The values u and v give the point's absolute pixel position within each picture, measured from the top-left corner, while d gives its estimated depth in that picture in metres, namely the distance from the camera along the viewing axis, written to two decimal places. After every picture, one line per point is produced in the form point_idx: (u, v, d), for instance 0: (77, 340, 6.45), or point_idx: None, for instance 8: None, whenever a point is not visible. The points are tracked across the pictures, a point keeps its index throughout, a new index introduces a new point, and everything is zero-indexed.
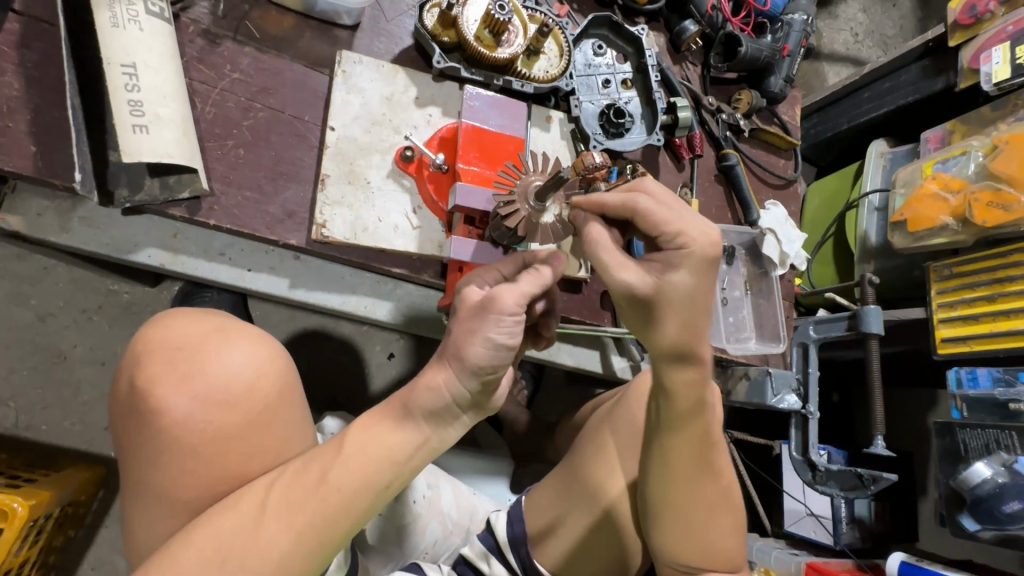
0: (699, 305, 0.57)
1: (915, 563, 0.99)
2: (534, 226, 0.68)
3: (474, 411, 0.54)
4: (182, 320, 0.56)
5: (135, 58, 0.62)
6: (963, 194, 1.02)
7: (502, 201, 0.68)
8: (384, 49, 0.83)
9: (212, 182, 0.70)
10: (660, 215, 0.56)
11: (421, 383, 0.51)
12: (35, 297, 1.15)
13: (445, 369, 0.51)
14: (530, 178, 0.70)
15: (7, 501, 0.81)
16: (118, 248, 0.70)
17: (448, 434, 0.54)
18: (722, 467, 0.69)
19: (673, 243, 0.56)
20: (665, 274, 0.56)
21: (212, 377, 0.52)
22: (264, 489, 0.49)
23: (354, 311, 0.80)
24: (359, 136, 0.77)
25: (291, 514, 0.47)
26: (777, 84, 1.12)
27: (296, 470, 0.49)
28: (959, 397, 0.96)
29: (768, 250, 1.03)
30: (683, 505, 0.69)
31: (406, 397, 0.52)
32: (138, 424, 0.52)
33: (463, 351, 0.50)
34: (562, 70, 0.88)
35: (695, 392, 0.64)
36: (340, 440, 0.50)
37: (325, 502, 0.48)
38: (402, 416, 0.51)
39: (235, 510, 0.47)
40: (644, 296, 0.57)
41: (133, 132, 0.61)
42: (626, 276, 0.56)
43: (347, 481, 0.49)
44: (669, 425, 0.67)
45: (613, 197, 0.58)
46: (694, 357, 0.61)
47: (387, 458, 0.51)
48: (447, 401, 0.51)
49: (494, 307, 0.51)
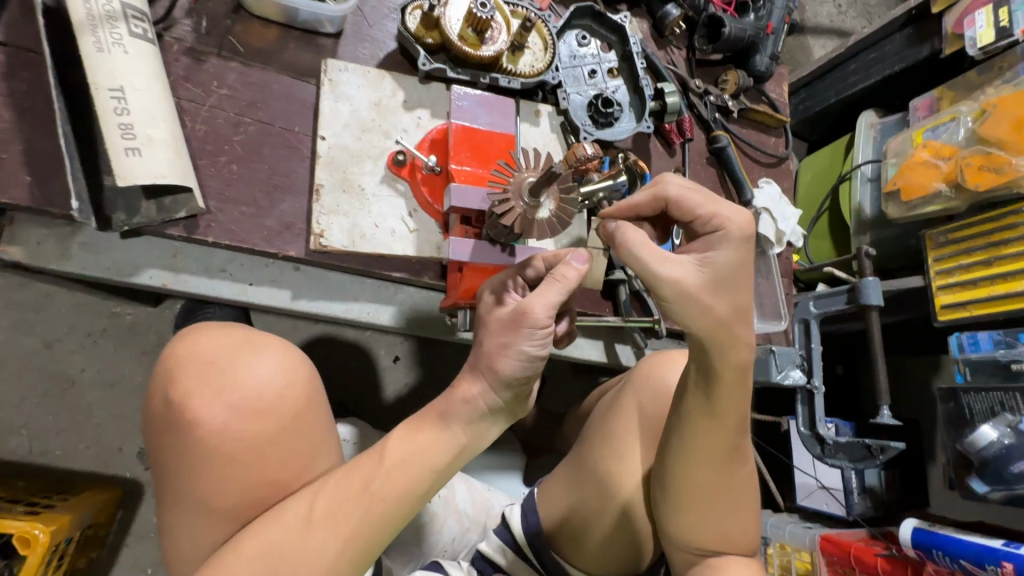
0: (739, 284, 0.56)
1: (926, 528, 0.98)
2: (530, 222, 0.66)
3: (507, 416, 0.56)
4: (208, 331, 0.53)
5: (123, 82, 0.62)
6: (954, 160, 1.03)
7: (496, 199, 0.66)
8: (369, 55, 0.83)
9: (208, 200, 0.71)
10: (693, 199, 0.57)
11: (458, 395, 0.52)
12: (40, 324, 1.15)
13: (480, 382, 0.53)
14: (523, 174, 0.69)
15: (28, 527, 0.81)
16: (120, 271, 0.69)
17: (481, 435, 0.53)
18: (745, 454, 0.69)
19: (710, 226, 0.56)
20: (705, 257, 0.55)
21: (245, 388, 0.49)
22: (308, 499, 0.47)
23: (358, 318, 0.80)
24: (349, 144, 0.77)
25: (337, 522, 0.46)
26: (763, 62, 1.12)
27: (338, 478, 0.48)
28: (962, 362, 0.97)
29: (764, 229, 1.06)
30: (707, 492, 0.68)
31: (442, 408, 0.53)
32: (168, 441, 0.49)
33: (496, 363, 0.52)
34: (548, 63, 0.88)
35: (716, 379, 0.62)
36: (381, 449, 0.50)
37: (371, 508, 0.47)
38: (440, 427, 0.52)
39: (283, 519, 0.46)
40: (688, 287, 0.54)
41: (126, 155, 0.61)
42: (672, 267, 0.54)
43: (390, 488, 0.48)
44: (696, 413, 0.65)
45: (641, 195, 0.59)
46: (725, 347, 0.59)
47: (428, 467, 0.50)
48: (482, 411, 0.53)
49: (525, 322, 0.52)
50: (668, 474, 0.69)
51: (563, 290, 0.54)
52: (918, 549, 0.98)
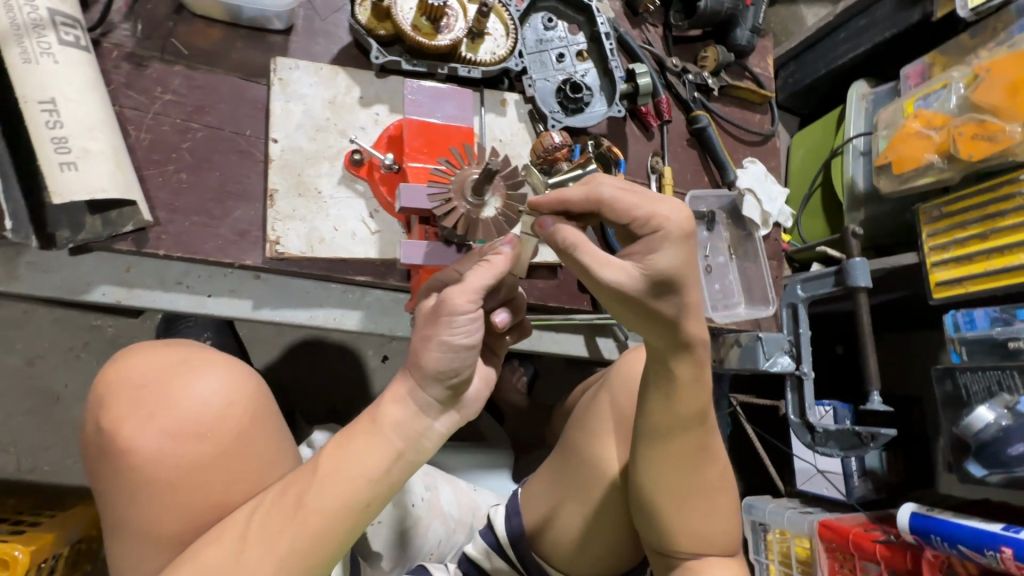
0: (688, 285, 0.52)
1: (924, 513, 0.96)
2: (474, 223, 0.61)
3: (447, 418, 0.52)
4: (145, 351, 0.53)
5: (54, 93, 0.60)
6: (946, 129, 0.98)
7: (437, 199, 0.61)
8: (322, 50, 0.80)
9: (157, 212, 0.68)
10: (626, 201, 0.52)
11: (388, 397, 0.50)
12: (21, 341, 1.14)
13: (408, 380, 0.50)
14: (468, 169, 0.63)
15: (7, 549, 0.80)
16: (71, 290, 0.67)
17: (424, 447, 0.51)
18: (714, 449, 0.67)
19: (648, 227, 0.51)
20: (646, 260, 0.50)
21: (180, 411, 0.49)
22: (244, 518, 0.47)
23: (324, 324, 0.77)
24: (304, 145, 0.75)
25: (272, 541, 0.46)
26: (743, 35, 1.06)
27: (273, 498, 0.48)
28: (958, 341, 0.94)
29: (749, 211, 1.01)
30: (680, 492, 0.66)
31: (375, 412, 0.50)
32: (107, 467, 0.49)
33: (420, 358, 0.50)
34: (510, 50, 0.84)
35: (674, 377, 0.60)
36: (314, 462, 0.48)
37: (306, 526, 0.46)
38: (372, 433, 0.49)
39: (218, 542, 0.46)
40: (630, 294, 0.51)
41: (61, 171, 0.59)
42: (609, 273, 0.51)
43: (325, 503, 0.47)
44: (661, 412, 0.63)
45: (574, 192, 0.53)
46: (686, 346, 0.57)
47: (361, 476, 0.48)
48: (415, 412, 0.50)
49: (445, 309, 0.49)
50: (637, 475, 0.67)
51: (491, 274, 0.52)
52: (917, 534, 0.95)
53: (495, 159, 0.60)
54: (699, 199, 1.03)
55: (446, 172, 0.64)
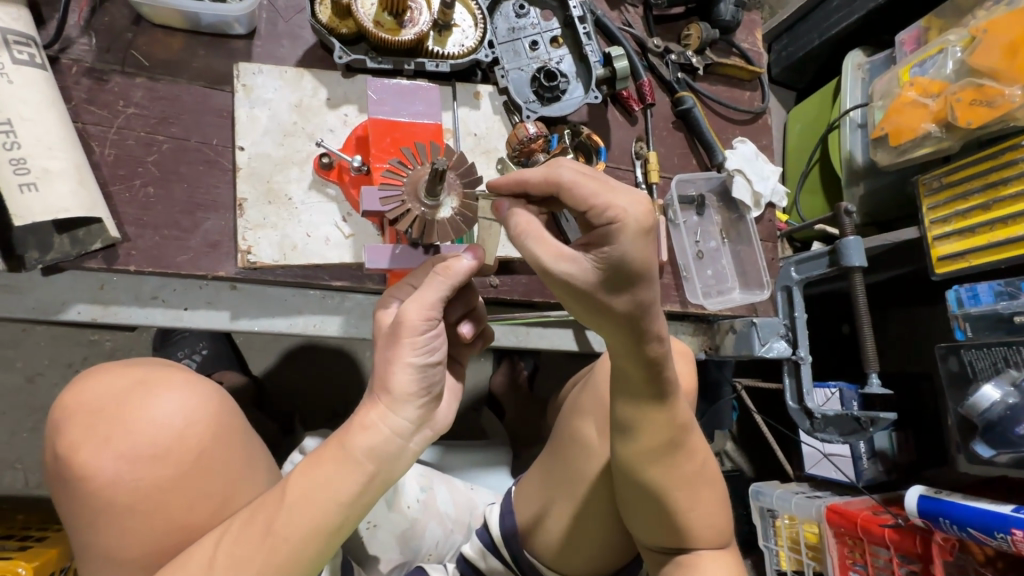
0: (643, 279, 0.50)
1: (933, 495, 0.93)
2: (430, 225, 0.59)
3: (421, 436, 0.52)
4: (102, 374, 0.53)
5: (9, 114, 0.59)
6: (943, 97, 0.94)
7: (389, 202, 0.59)
8: (287, 53, 0.78)
9: (125, 227, 0.68)
10: (585, 186, 0.49)
11: (356, 423, 0.49)
12: (20, 360, 1.15)
13: (378, 406, 0.49)
14: (421, 169, 0.61)
15: (10, 566, 0.81)
16: (46, 310, 0.66)
17: (397, 466, 0.51)
18: (691, 444, 0.67)
19: (604, 218, 0.48)
20: (599, 253, 0.49)
21: (136, 434, 0.48)
22: (211, 545, 0.47)
23: (304, 332, 0.74)
24: (271, 151, 0.73)
25: (240, 568, 0.45)
26: (728, 10, 1.02)
27: (242, 522, 0.47)
28: (961, 317, 0.90)
29: (739, 193, 0.98)
30: (660, 487, 0.66)
31: (343, 437, 0.49)
32: (69, 493, 0.49)
33: (387, 381, 0.49)
34: (480, 40, 0.82)
35: (643, 375, 0.60)
36: (282, 487, 0.48)
37: (274, 552, 0.46)
38: (341, 457, 0.48)
39: (184, 570, 0.46)
40: (581, 286, 0.51)
41: (21, 192, 0.58)
42: (561, 267, 0.50)
43: (294, 529, 0.47)
44: (630, 406, 0.64)
45: (534, 172, 0.52)
46: (648, 343, 0.57)
47: (332, 500, 0.48)
48: (388, 437, 0.49)
49: (403, 329, 0.50)
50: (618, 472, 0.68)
51: (445, 285, 0.52)
52: (925, 518, 0.93)
53: (446, 155, 0.58)
54: (687, 183, 1.00)
55: (398, 172, 0.62)
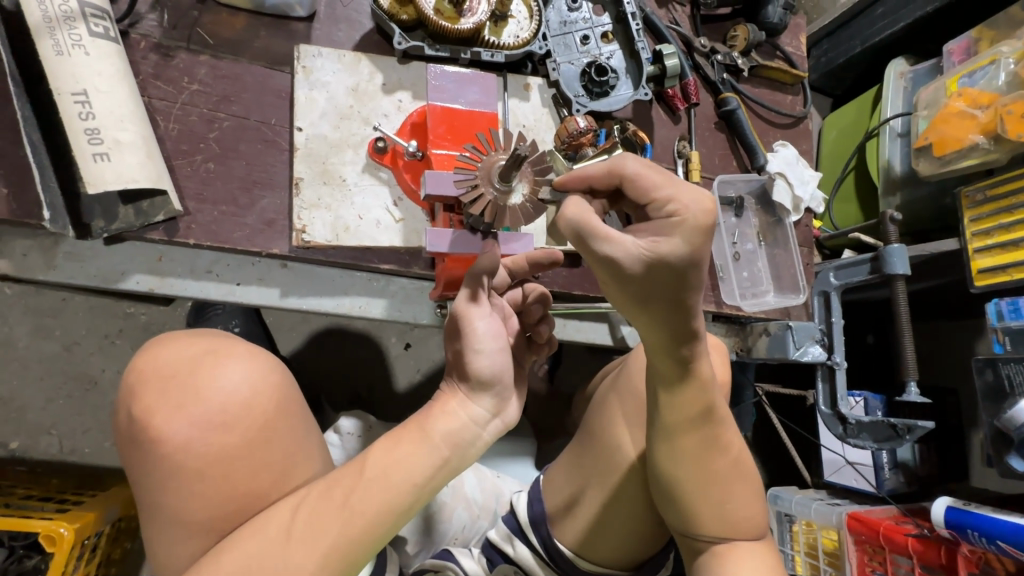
0: (692, 271, 0.51)
1: (961, 507, 0.94)
2: (502, 210, 0.60)
3: (493, 426, 0.57)
4: (173, 343, 0.55)
5: (86, 85, 0.60)
6: (993, 109, 0.93)
7: (464, 186, 0.60)
8: (344, 37, 0.79)
9: (186, 201, 0.69)
10: (650, 178, 0.52)
11: (438, 408, 0.55)
12: (59, 328, 1.18)
13: (458, 393, 0.56)
14: (495, 155, 0.62)
15: (53, 526, 0.83)
16: (107, 279, 0.67)
17: (468, 455, 0.56)
18: (724, 440, 0.68)
19: (664, 210, 0.51)
20: (653, 241, 0.50)
21: (206, 401, 0.51)
22: (289, 511, 0.49)
23: (350, 313, 0.75)
24: (328, 133, 0.75)
25: (315, 537, 0.47)
26: (776, 13, 1.02)
27: (320, 492, 0.50)
28: (1001, 331, 0.90)
29: (779, 197, 0.99)
30: (687, 479, 0.67)
31: (423, 421, 0.54)
32: (138, 455, 0.51)
33: (465, 372, 0.56)
34: (534, 32, 0.83)
35: (679, 367, 0.62)
36: (363, 460, 0.52)
37: (349, 525, 0.49)
38: (423, 440, 0.53)
39: (263, 533, 0.47)
40: (624, 269, 0.51)
41: (94, 161, 0.59)
42: (607, 247, 0.50)
43: (370, 504, 0.50)
44: (664, 395, 0.66)
45: (598, 166, 0.55)
46: (689, 334, 0.58)
47: (408, 482, 0.51)
48: (465, 423, 0.55)
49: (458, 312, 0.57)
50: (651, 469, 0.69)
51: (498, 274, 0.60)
52: (952, 529, 0.93)
53: (523, 144, 0.60)
54: (727, 184, 1.00)
55: (472, 158, 0.62)
